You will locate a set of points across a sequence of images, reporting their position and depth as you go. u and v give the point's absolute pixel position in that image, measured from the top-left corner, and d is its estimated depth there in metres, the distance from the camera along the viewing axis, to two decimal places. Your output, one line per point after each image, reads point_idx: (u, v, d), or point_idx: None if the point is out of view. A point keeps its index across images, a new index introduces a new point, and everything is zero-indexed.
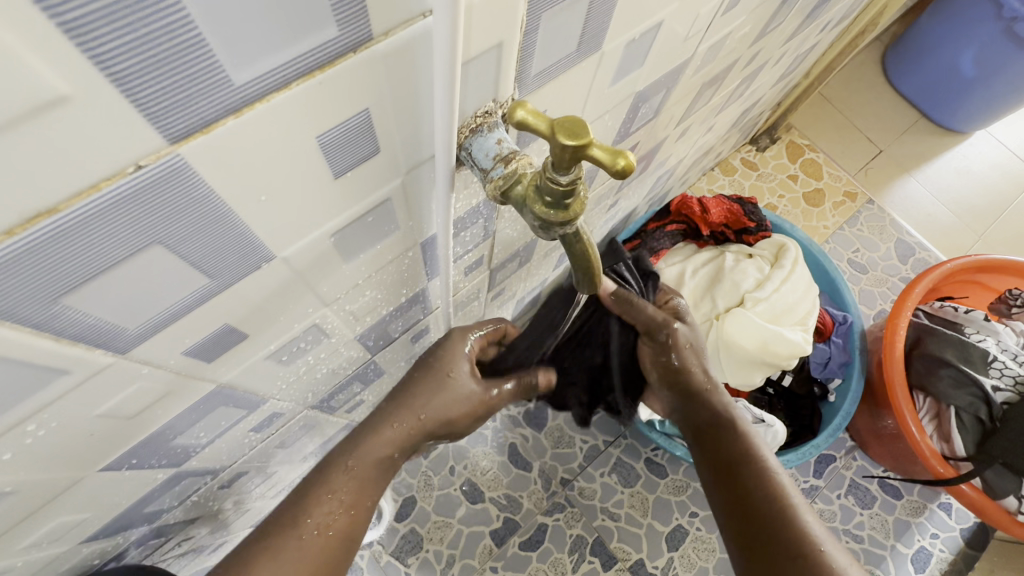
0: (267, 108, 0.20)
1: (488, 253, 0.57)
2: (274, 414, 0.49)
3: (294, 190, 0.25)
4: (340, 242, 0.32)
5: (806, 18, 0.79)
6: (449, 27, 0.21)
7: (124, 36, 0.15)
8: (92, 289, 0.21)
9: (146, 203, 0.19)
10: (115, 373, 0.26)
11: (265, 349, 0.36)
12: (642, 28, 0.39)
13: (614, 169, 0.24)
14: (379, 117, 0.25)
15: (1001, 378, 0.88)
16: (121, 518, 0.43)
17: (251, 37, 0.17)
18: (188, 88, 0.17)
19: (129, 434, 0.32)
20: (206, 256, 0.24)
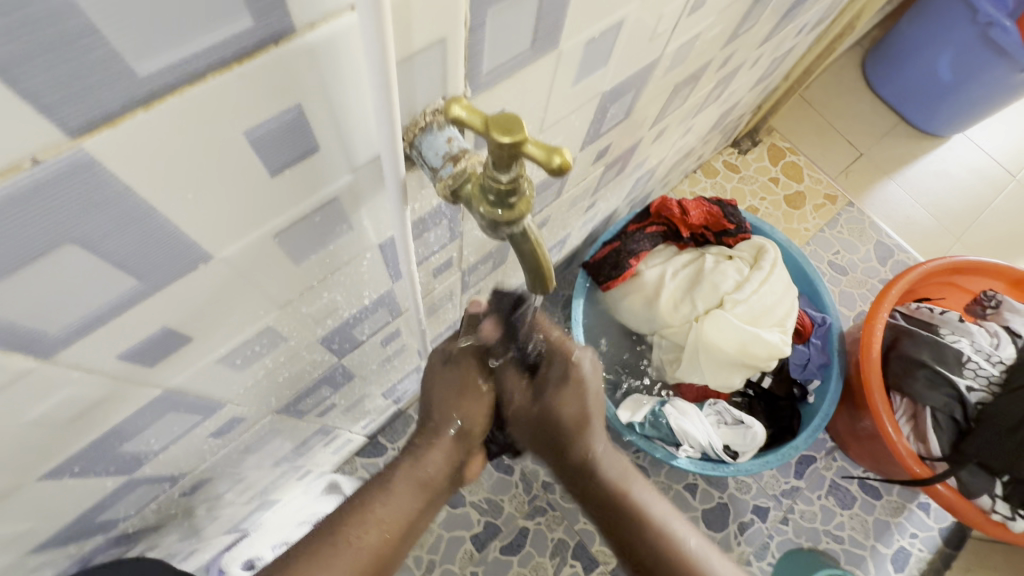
0: (180, 102, 0.19)
1: (457, 254, 0.57)
2: (235, 419, 0.48)
3: (224, 188, 0.24)
4: (286, 243, 0.31)
5: (780, 21, 0.79)
6: (374, 19, 0.20)
7: (2, 22, 0.14)
8: (0, 289, 0.20)
9: (51, 200, 0.19)
10: (43, 377, 0.25)
11: (215, 352, 0.35)
12: (602, 27, 0.38)
13: (550, 167, 0.23)
14: (313, 113, 0.24)
15: (976, 378, 0.90)
16: (72, 527, 0.42)
17: (150, 25, 0.16)
18: (83, 78, 0.16)
19: (67, 441, 0.31)
20: (130, 255, 0.23)
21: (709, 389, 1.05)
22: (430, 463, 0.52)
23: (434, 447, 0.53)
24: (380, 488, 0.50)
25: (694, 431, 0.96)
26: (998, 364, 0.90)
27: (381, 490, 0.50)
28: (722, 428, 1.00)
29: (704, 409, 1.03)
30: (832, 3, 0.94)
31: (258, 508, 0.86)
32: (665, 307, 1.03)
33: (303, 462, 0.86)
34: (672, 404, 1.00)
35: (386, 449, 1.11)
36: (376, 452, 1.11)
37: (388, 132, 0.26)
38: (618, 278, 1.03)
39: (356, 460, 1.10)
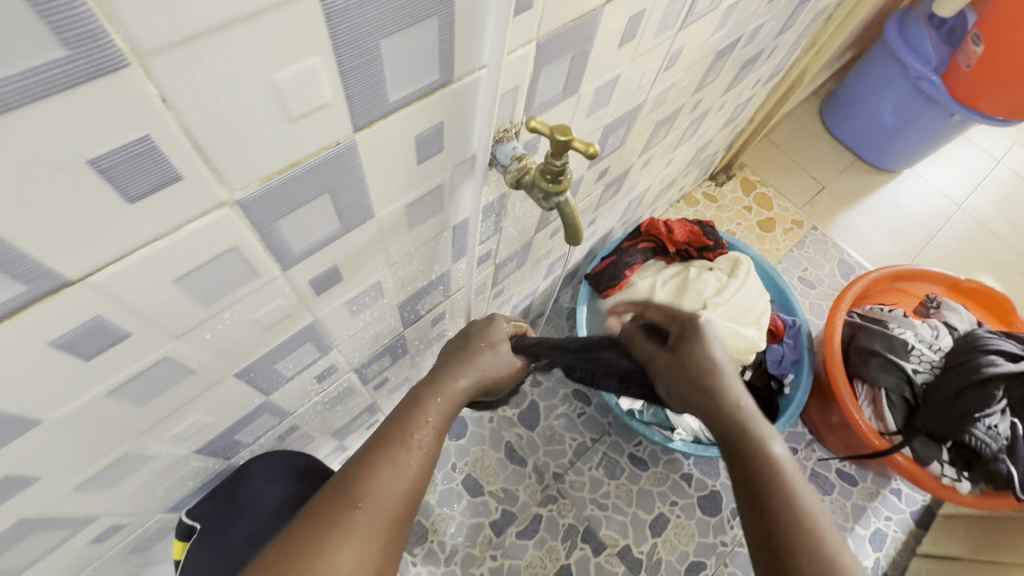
0: (398, 115, 0.36)
1: (495, 247, 0.73)
2: (332, 366, 0.63)
3: (395, 169, 0.41)
4: (410, 214, 0.48)
5: (738, 74, 1.00)
6: (496, 74, 0.39)
7: (356, 77, 0.31)
8: (292, 217, 0.36)
9: (332, 167, 0.35)
10: (274, 286, 0.41)
11: (347, 294, 0.51)
12: (606, 78, 0.57)
13: (587, 153, 0.40)
14: (446, 127, 0.41)
15: (920, 363, 1.07)
16: (219, 440, 0.56)
17: (401, 78, 0.33)
18: (371, 103, 0.33)
19: (258, 346, 0.46)
20: (343, 207, 0.40)
21: None
22: (424, 429, 0.53)
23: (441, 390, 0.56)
24: (387, 450, 0.50)
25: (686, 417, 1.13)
26: (939, 350, 1.07)
27: (395, 445, 0.51)
28: None
29: None
30: (781, 61, 1.17)
31: None
32: None
33: (348, 444, 0.98)
34: None
35: None
36: None
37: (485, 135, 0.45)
38: (615, 288, 1.21)
39: None
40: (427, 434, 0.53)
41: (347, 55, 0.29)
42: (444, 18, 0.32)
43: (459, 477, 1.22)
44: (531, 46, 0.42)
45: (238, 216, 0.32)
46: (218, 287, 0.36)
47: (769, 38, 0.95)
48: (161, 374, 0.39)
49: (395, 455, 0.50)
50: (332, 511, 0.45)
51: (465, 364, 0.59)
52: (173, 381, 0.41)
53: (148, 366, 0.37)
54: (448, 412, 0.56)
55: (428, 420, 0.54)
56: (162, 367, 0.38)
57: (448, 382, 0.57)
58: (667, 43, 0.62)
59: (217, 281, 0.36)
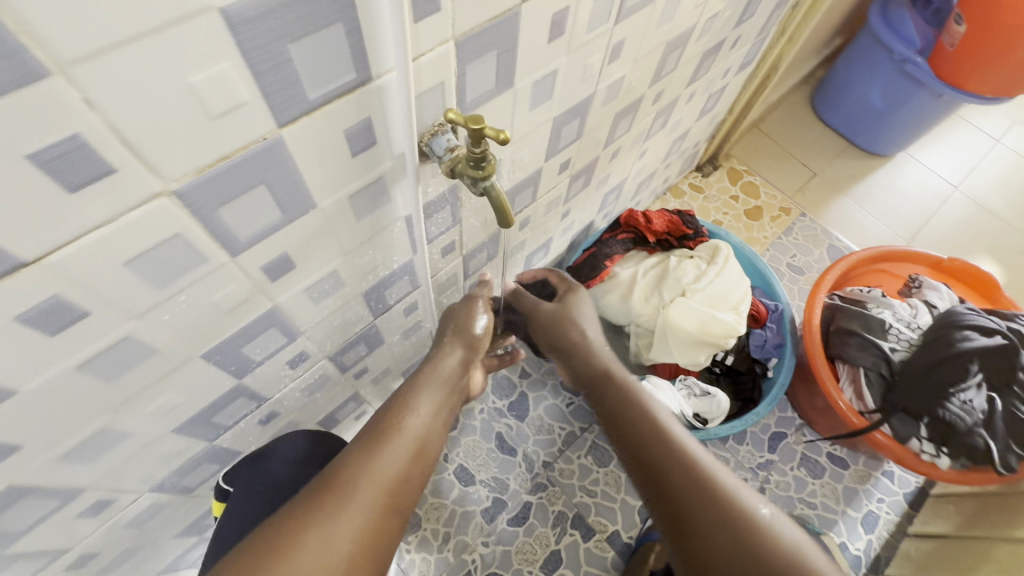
0: (321, 111, 0.40)
1: (458, 239, 0.77)
2: (303, 353, 0.67)
3: (329, 162, 0.45)
4: (353, 205, 0.52)
5: (703, 62, 1.02)
6: (403, 79, 0.42)
7: (270, 79, 0.35)
8: (231, 206, 0.41)
9: (262, 160, 0.40)
10: (226, 271, 0.45)
11: (305, 281, 0.56)
12: (543, 72, 0.61)
13: (499, 139, 0.44)
14: (375, 121, 0.46)
15: (897, 341, 1.06)
16: (197, 420, 0.61)
17: (315, 78, 0.38)
18: (290, 102, 0.37)
19: (219, 329, 0.51)
20: (282, 198, 0.44)
21: (680, 368, 1.22)
22: (411, 417, 0.61)
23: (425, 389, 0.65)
24: (374, 437, 0.58)
25: (665, 400, 1.14)
26: (916, 329, 1.07)
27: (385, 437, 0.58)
28: (692, 399, 1.16)
29: (676, 385, 1.18)
30: (751, 49, 1.19)
31: None
32: (637, 300, 1.22)
33: (338, 434, 1.03)
34: (648, 380, 1.18)
35: None
36: None
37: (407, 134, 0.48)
38: (596, 277, 1.23)
39: None
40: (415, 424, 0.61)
41: (259, 59, 0.33)
42: (350, 23, 0.37)
43: (451, 467, 1.26)
44: (449, 44, 0.45)
45: (177, 206, 0.37)
46: (169, 270, 0.41)
47: (729, 27, 0.97)
48: (126, 352, 0.44)
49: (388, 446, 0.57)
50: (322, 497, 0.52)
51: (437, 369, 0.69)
52: (140, 360, 0.46)
53: (112, 344, 0.42)
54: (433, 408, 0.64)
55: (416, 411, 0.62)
56: (126, 345, 0.43)
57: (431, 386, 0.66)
58: (605, 36, 0.65)
59: (166, 265, 0.40)
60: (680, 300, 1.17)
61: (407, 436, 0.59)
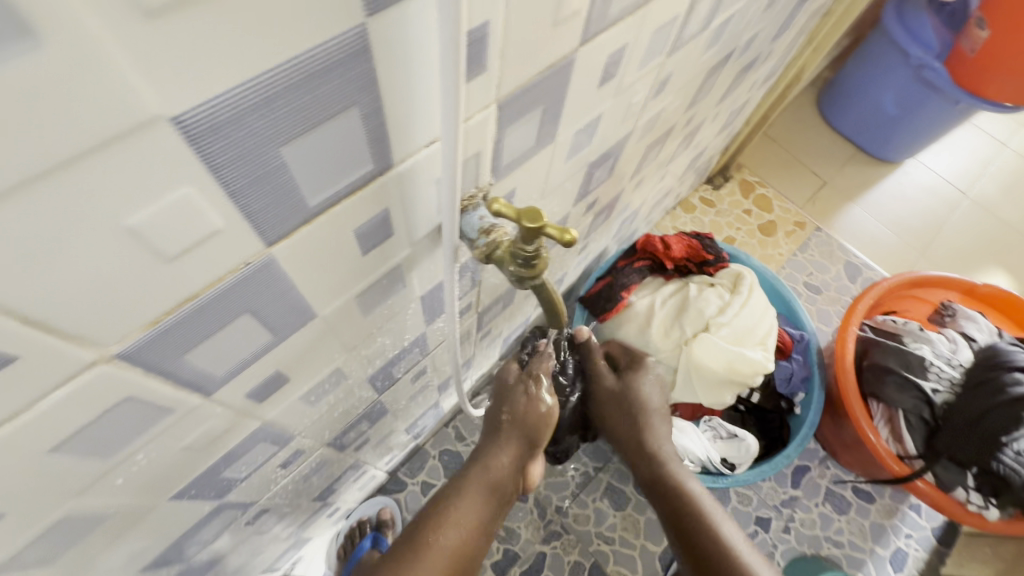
0: (326, 216, 0.29)
1: (475, 299, 0.66)
2: (298, 451, 0.56)
3: (335, 267, 0.34)
4: (362, 301, 0.41)
5: (735, 80, 0.93)
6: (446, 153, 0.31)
7: (255, 195, 0.24)
8: (203, 347, 0.29)
9: (244, 287, 0.28)
10: (199, 412, 0.34)
11: (300, 389, 0.45)
12: (587, 120, 0.50)
13: (563, 241, 0.33)
14: (394, 211, 0.34)
15: (940, 381, 1.00)
16: (170, 550, 0.49)
17: (319, 180, 0.27)
18: (283, 215, 0.26)
19: (193, 467, 0.40)
20: (273, 319, 0.33)
21: (702, 407, 1.14)
22: (447, 531, 0.54)
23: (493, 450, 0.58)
24: (409, 553, 0.52)
25: (692, 446, 1.04)
26: (958, 367, 1.01)
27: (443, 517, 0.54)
28: (718, 442, 1.08)
29: (700, 426, 1.11)
30: (779, 61, 1.09)
31: (294, 547, 0.90)
32: (657, 334, 1.11)
33: (335, 500, 0.92)
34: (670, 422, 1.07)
35: (407, 484, 1.12)
36: (396, 488, 1.12)
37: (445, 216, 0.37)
38: (612, 310, 1.14)
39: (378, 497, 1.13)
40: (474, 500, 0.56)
41: (236, 174, 0.22)
42: (368, 105, 0.25)
43: None
44: (491, 108, 0.35)
45: (123, 368, 0.26)
46: (118, 436, 0.30)
47: (766, 42, 0.87)
48: (66, 530, 0.33)
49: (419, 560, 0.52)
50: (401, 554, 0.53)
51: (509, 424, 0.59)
52: (86, 530, 0.35)
53: (45, 529, 0.31)
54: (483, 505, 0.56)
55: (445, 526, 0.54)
56: (65, 524, 0.32)
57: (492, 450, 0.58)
58: (654, 70, 0.55)
59: (114, 432, 0.29)
60: (704, 336, 1.08)
61: (441, 559, 0.52)
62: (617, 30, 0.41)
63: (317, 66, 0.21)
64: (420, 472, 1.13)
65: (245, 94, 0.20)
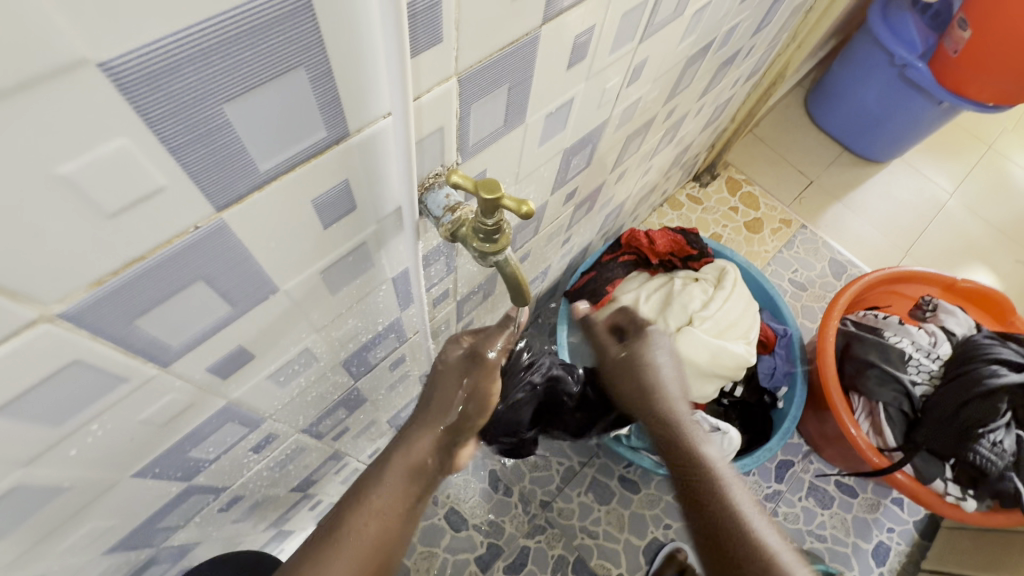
0: (279, 183, 0.29)
1: (452, 286, 0.66)
2: (270, 435, 0.56)
3: (294, 238, 0.34)
4: (327, 278, 0.41)
5: (716, 75, 0.94)
6: (401, 124, 0.32)
7: (198, 153, 0.24)
8: (154, 314, 0.29)
9: (195, 252, 0.28)
10: (157, 383, 0.34)
11: (266, 369, 0.44)
12: (558, 103, 0.50)
13: (520, 213, 0.33)
14: (354, 184, 0.34)
15: (918, 373, 1.03)
16: (137, 532, 0.49)
17: (268, 144, 0.26)
18: (232, 177, 0.26)
19: (154, 444, 0.39)
20: (231, 289, 0.33)
21: (687, 401, 1.15)
22: (370, 519, 0.52)
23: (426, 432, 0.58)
24: (325, 546, 0.50)
25: None
26: (936, 359, 1.03)
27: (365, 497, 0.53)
28: None
29: None
30: (761, 58, 1.10)
31: (274, 539, 0.90)
32: None
33: (315, 493, 0.91)
34: None
35: None
36: None
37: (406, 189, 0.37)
38: (596, 304, 1.14)
39: None
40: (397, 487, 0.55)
41: (173, 130, 0.22)
42: (315, 67, 0.25)
43: (441, 512, 1.16)
44: (451, 82, 0.35)
45: (69, 329, 0.26)
46: (68, 403, 0.29)
47: (746, 36, 0.88)
48: (21, 499, 0.33)
49: (335, 546, 0.50)
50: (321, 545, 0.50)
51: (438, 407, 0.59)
52: (41, 502, 0.35)
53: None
54: (406, 489, 0.55)
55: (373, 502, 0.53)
56: (19, 494, 0.32)
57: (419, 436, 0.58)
58: (627, 57, 0.55)
59: (65, 397, 0.29)
60: (687, 329, 1.08)
61: (362, 549, 0.51)
62: (581, 11, 0.41)
63: (256, 21, 0.22)
64: None
65: (179, 44, 0.20)
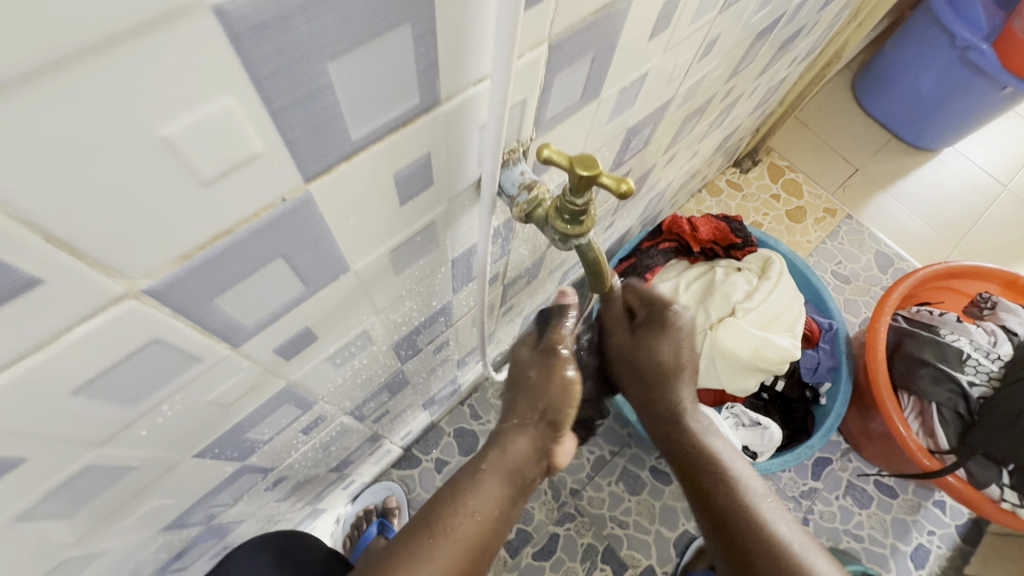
0: (368, 156, 0.27)
1: (503, 269, 0.64)
2: (319, 417, 0.55)
3: (372, 214, 0.32)
4: (396, 257, 0.39)
5: (774, 55, 0.89)
6: (505, 86, 0.27)
7: (298, 117, 0.22)
8: (234, 292, 0.28)
9: (282, 226, 0.26)
10: (227, 364, 0.33)
11: (326, 352, 0.43)
12: (633, 77, 0.47)
13: (618, 192, 0.32)
14: (436, 158, 0.32)
15: (977, 374, 0.97)
16: (191, 510, 0.49)
17: (364, 111, 0.24)
18: (326, 146, 0.24)
19: (216, 426, 0.38)
20: (307, 268, 0.31)
21: (726, 394, 1.12)
22: (465, 518, 0.48)
23: (518, 434, 0.54)
24: (420, 537, 0.46)
25: None
26: (997, 360, 0.98)
27: (456, 498, 0.49)
28: (741, 429, 1.05)
29: (722, 413, 1.08)
30: (820, 37, 1.04)
31: (310, 516, 0.90)
32: None
33: (350, 473, 0.90)
34: (692, 408, 1.05)
35: (421, 461, 1.11)
36: (411, 466, 1.11)
37: (490, 165, 0.34)
38: None
39: (392, 471, 1.10)
40: (491, 480, 0.51)
41: (277, 89, 0.20)
42: (420, 26, 0.23)
43: None
44: (543, 48, 0.32)
45: (153, 307, 0.24)
46: (145, 384, 0.28)
47: (814, 11, 0.83)
48: (93, 479, 0.32)
49: (422, 547, 0.46)
50: (415, 541, 0.46)
51: (540, 388, 0.55)
52: (110, 482, 0.34)
53: (70, 476, 0.30)
54: (501, 492, 0.51)
55: (465, 501, 0.49)
56: (89, 474, 0.31)
57: (519, 431, 0.55)
58: (703, 29, 0.51)
59: (143, 377, 0.28)
60: (730, 321, 1.05)
61: (459, 547, 0.47)
62: None
63: None
64: (435, 448, 1.12)
65: None
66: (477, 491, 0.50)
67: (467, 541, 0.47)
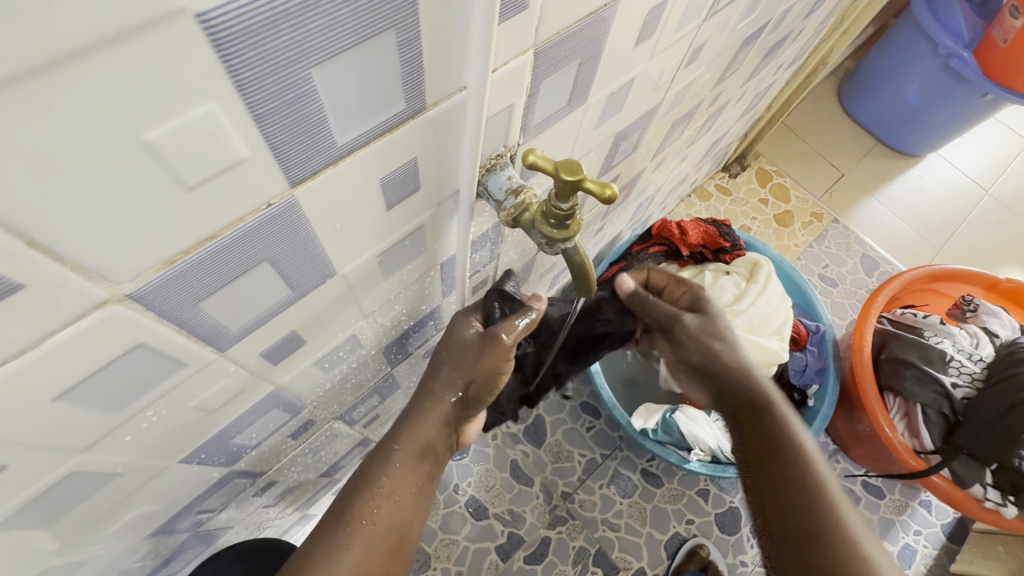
0: (355, 160, 0.27)
1: (492, 274, 0.64)
2: (308, 422, 0.55)
3: (361, 218, 0.32)
4: (385, 261, 0.39)
5: (760, 63, 0.90)
6: (482, 94, 0.28)
7: (281, 122, 0.22)
8: (219, 296, 0.28)
9: (271, 230, 0.27)
10: (213, 369, 0.33)
11: (314, 355, 0.43)
12: (619, 83, 0.47)
13: (603, 196, 0.32)
14: (423, 162, 0.32)
15: (959, 375, 0.99)
16: (177, 517, 0.48)
17: (349, 115, 0.24)
18: (312, 150, 0.24)
19: (201, 431, 0.38)
20: (293, 272, 0.31)
21: None
22: (382, 501, 0.46)
23: (431, 409, 0.51)
24: (332, 532, 0.44)
25: (702, 434, 1.03)
26: (980, 362, 0.99)
27: (366, 482, 0.47)
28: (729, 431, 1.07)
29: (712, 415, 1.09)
30: (806, 44, 1.05)
31: (298, 522, 0.89)
32: None
33: (339, 478, 0.90)
34: (681, 411, 1.06)
35: None
36: None
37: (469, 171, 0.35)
38: None
39: None
40: (406, 458, 0.49)
41: (261, 95, 0.20)
42: (404, 31, 0.23)
43: (462, 500, 1.15)
44: (529, 55, 0.32)
45: (137, 311, 0.24)
46: (128, 389, 0.28)
47: (798, 20, 0.84)
48: (76, 486, 0.32)
49: (337, 540, 0.44)
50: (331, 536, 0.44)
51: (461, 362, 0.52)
52: (94, 488, 0.34)
53: (53, 482, 0.30)
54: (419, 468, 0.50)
55: (378, 484, 0.47)
56: (71, 481, 0.31)
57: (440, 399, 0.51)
58: (689, 37, 0.52)
59: (126, 382, 0.27)
60: None
61: (378, 529, 0.45)
62: None
63: None
64: None
65: None
66: (391, 472, 0.48)
67: (387, 524, 0.46)
